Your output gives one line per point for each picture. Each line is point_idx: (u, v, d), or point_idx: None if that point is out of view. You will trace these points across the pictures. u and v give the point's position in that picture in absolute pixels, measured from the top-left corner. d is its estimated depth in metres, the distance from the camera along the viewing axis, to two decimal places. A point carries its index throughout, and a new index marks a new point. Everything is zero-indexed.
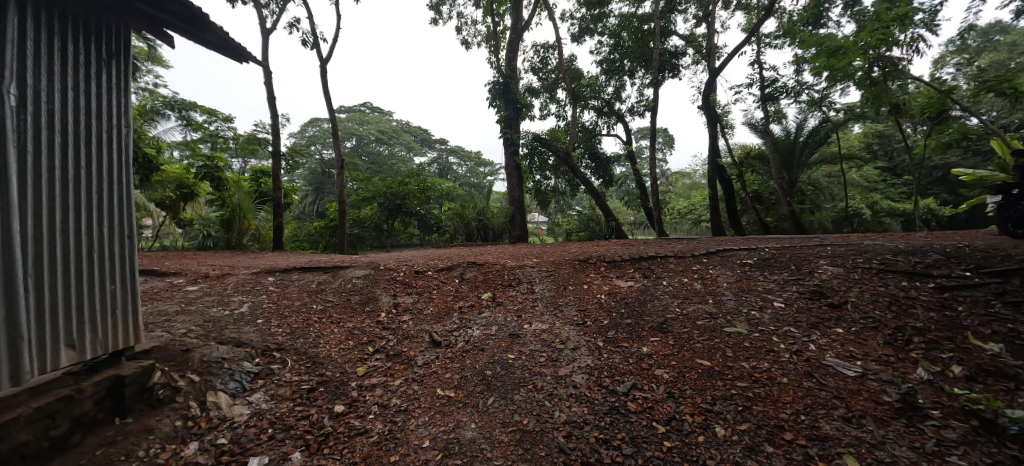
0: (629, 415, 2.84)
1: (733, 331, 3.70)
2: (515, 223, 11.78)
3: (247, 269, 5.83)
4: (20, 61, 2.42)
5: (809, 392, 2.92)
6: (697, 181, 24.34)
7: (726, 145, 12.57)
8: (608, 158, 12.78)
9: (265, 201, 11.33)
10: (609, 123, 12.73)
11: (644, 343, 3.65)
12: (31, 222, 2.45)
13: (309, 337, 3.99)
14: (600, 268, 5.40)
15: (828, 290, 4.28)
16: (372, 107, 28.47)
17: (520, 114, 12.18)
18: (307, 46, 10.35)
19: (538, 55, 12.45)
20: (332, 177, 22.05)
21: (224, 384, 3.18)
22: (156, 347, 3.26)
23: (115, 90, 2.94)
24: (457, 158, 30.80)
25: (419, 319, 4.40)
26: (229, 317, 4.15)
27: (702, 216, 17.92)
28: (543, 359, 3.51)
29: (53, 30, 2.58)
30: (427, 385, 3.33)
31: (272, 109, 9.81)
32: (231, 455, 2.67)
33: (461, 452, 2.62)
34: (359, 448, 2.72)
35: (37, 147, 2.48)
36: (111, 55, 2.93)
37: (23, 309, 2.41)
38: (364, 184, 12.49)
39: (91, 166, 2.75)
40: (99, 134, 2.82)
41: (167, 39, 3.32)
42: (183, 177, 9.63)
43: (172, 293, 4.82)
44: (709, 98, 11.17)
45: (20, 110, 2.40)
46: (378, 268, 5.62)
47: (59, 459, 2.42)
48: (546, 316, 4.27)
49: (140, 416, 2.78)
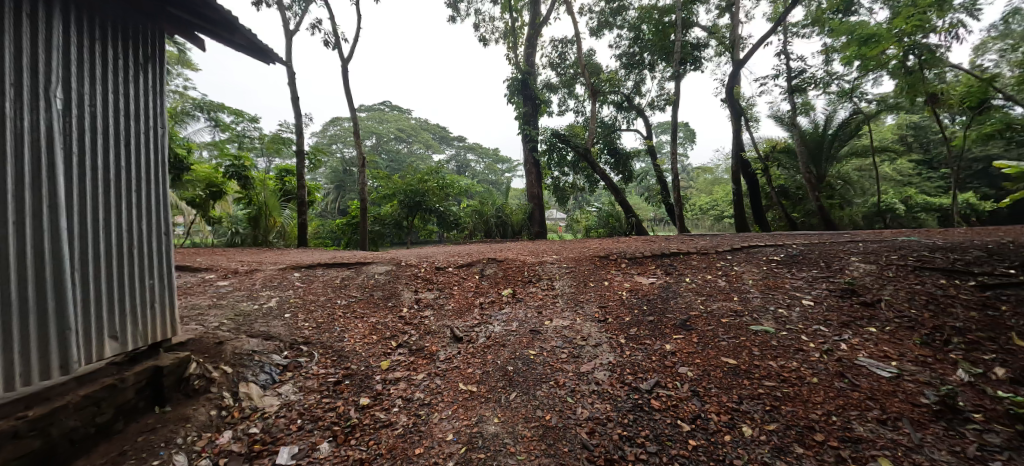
0: (652, 412, 2.81)
1: (759, 329, 3.62)
2: (534, 220, 12.04)
3: (274, 265, 5.99)
4: (65, 67, 2.53)
5: (840, 392, 2.83)
6: (718, 177, 24.07)
7: (751, 139, 12.22)
8: (628, 153, 12.46)
9: (290, 199, 11.65)
10: (629, 118, 12.55)
11: (667, 340, 3.60)
12: (77, 220, 2.56)
13: (334, 331, 4.08)
14: (622, 265, 5.35)
15: (859, 288, 4.15)
16: (392, 107, 28.94)
17: (538, 110, 12.18)
18: (329, 46, 10.70)
19: (556, 50, 12.41)
20: (353, 176, 22.52)
21: (255, 376, 3.29)
22: (191, 340, 3.40)
23: (150, 92, 3.06)
24: (475, 156, 30.86)
25: (441, 315, 4.45)
26: (259, 311, 4.30)
27: (725, 212, 17.61)
28: (565, 356, 3.50)
29: (95, 37, 2.69)
30: (449, 380, 3.37)
31: (296, 109, 10.06)
32: (263, 444, 2.76)
33: (485, 447, 2.63)
34: (384, 440, 2.77)
35: (80, 149, 2.59)
36: (147, 59, 3.05)
37: (71, 303, 2.52)
38: (384, 182, 12.79)
39: (130, 167, 2.88)
40: (137, 135, 2.95)
41: (197, 42, 3.45)
42: (212, 177, 9.91)
43: (204, 288, 5.01)
44: (733, 91, 10.86)
45: (65, 113, 2.51)
46: (400, 264, 5.71)
47: (104, 446, 2.52)
48: (566, 312, 4.26)
49: (177, 405, 2.89)
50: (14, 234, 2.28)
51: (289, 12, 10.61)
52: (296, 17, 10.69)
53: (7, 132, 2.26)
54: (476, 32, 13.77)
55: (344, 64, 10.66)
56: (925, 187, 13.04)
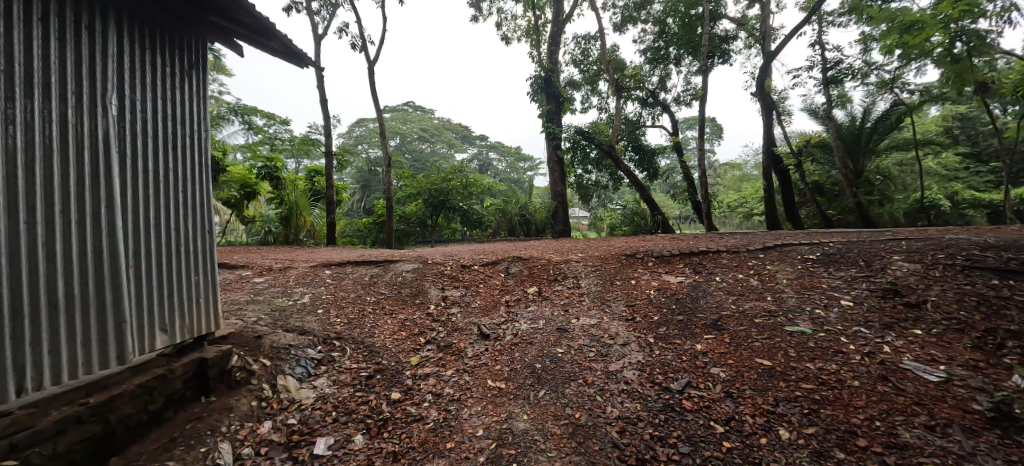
0: (684, 413, 2.77)
1: (795, 330, 3.50)
2: (558, 218, 12.09)
3: (306, 263, 6.19)
4: (119, 75, 2.66)
5: (884, 397, 2.71)
6: (747, 173, 23.36)
7: (783, 133, 11.80)
8: (653, 150, 12.23)
9: (319, 199, 12.01)
10: (654, 114, 12.32)
11: (698, 340, 3.53)
12: (131, 220, 2.70)
13: (364, 327, 4.19)
14: (648, 263, 5.28)
15: (903, 288, 3.95)
16: (415, 107, 29.37)
17: (561, 107, 12.12)
18: (356, 49, 10.94)
19: (579, 47, 12.31)
20: (378, 175, 22.97)
21: (292, 369, 3.42)
22: (232, 333, 3.55)
23: (194, 97, 3.22)
24: (497, 154, 30.93)
25: (467, 312, 4.50)
26: (294, 307, 4.46)
27: (755, 209, 17.08)
28: (593, 354, 3.49)
29: (145, 46, 2.84)
30: (477, 376, 3.41)
31: (324, 111, 10.33)
32: (301, 435, 2.87)
33: (515, 443, 2.65)
34: (416, 434, 2.83)
35: (134, 152, 2.73)
36: (191, 66, 3.21)
37: (127, 298, 2.65)
38: (409, 181, 13.00)
39: (177, 169, 3.03)
40: (183, 139, 3.10)
41: (236, 48, 3.61)
42: (246, 178, 10.28)
43: (242, 284, 5.23)
44: (764, 84, 10.51)
45: (120, 119, 2.66)
46: (426, 262, 5.80)
47: (155, 432, 2.66)
48: (593, 311, 4.24)
49: (221, 396, 3.03)
50: (77, 232, 2.41)
51: (317, 17, 10.90)
52: (324, 22, 10.99)
53: (69, 136, 2.39)
54: (498, 31, 13.81)
55: (370, 66, 10.89)
56: (973, 182, 12.31)
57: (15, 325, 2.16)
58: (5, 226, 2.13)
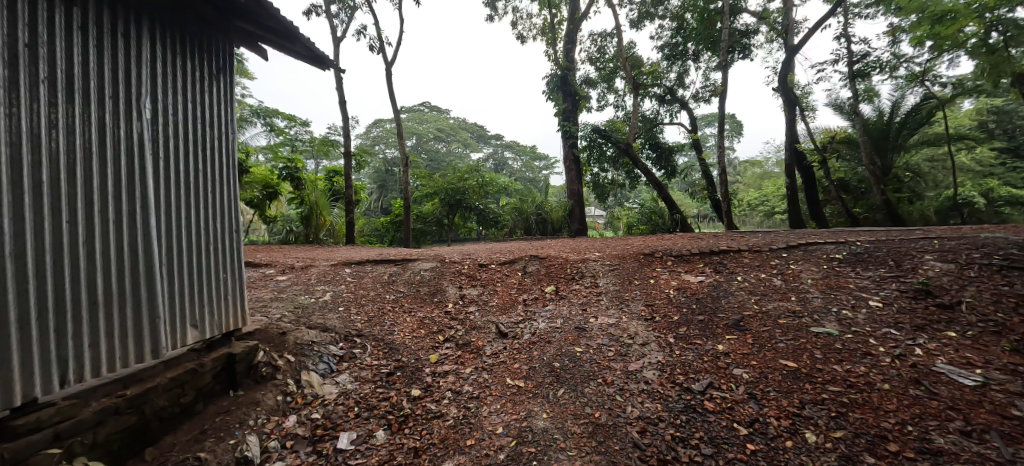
0: (706, 414, 2.73)
1: (821, 331, 3.42)
2: (574, 217, 11.99)
3: (326, 261, 6.31)
4: (152, 80, 2.75)
5: (916, 401, 2.63)
6: (768, 170, 22.85)
7: (807, 129, 11.48)
8: (671, 147, 12.05)
9: (338, 198, 12.24)
10: (672, 111, 12.14)
11: (719, 341, 3.48)
12: (164, 220, 2.79)
13: (384, 325, 4.25)
14: (667, 262, 5.21)
15: (936, 289, 3.81)
16: (431, 107, 29.60)
17: (578, 106, 12.07)
18: (373, 50, 11.08)
19: (595, 44, 12.21)
20: (395, 175, 23.27)
21: (315, 365, 3.50)
22: (258, 330, 3.65)
23: (221, 100, 3.32)
24: (513, 153, 30.94)
25: (485, 311, 4.53)
26: (316, 304, 4.56)
27: (777, 207, 16.70)
28: (612, 354, 3.47)
29: (177, 51, 2.92)
30: (496, 374, 3.43)
31: (343, 112, 10.51)
32: (325, 429, 2.94)
33: (535, 441, 2.66)
34: (436, 430, 2.87)
35: (166, 154, 2.82)
36: (219, 70, 3.31)
37: (160, 295, 2.74)
38: (425, 181, 13.13)
39: (206, 170, 3.13)
40: (211, 140, 3.20)
41: (261, 52, 3.70)
42: (268, 179, 10.53)
43: (266, 282, 5.36)
44: (787, 79, 10.24)
45: (153, 122, 2.74)
46: (444, 261, 5.85)
47: (187, 424, 2.75)
48: (611, 310, 4.22)
49: (248, 390, 3.12)
50: (115, 232, 2.50)
51: (336, 20, 11.09)
52: (343, 25, 11.17)
53: (107, 139, 2.48)
54: (514, 30, 13.80)
55: (388, 67, 11.03)
56: (1009, 178, 11.79)
57: (58, 322, 2.24)
58: (49, 226, 2.21)
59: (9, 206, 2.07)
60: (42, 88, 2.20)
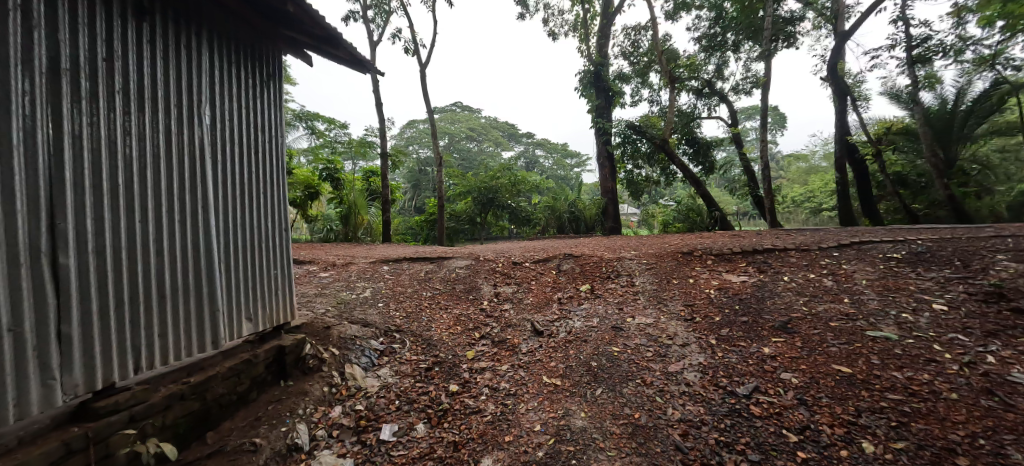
0: (752, 419, 2.63)
1: (878, 335, 3.22)
2: (608, 215, 11.78)
3: (365, 259, 6.52)
4: (211, 87, 2.92)
5: (989, 412, 2.43)
6: (814, 165, 21.69)
7: (859, 120, 10.80)
8: (709, 142, 11.61)
9: (375, 198, 12.61)
10: (710, 104, 11.72)
11: (765, 343, 3.34)
12: (222, 218, 2.97)
13: (422, 321, 4.36)
14: (707, 261, 5.05)
15: (1011, 291, 3.51)
16: (463, 107, 29.94)
17: (611, 102, 11.87)
18: (408, 53, 11.33)
19: (628, 39, 11.97)
20: (429, 175, 23.74)
21: (358, 359, 3.63)
22: (305, 323, 3.83)
23: (270, 105, 3.49)
24: (543, 151, 30.83)
25: (520, 308, 4.55)
26: (357, 300, 4.73)
27: (824, 204, 15.80)
28: (651, 354, 3.40)
29: (232, 60, 3.09)
30: (533, 372, 3.44)
31: (380, 113, 10.80)
32: (368, 420, 3.05)
33: (574, 440, 2.65)
34: (475, 426, 2.91)
35: (223, 157, 2.99)
36: (269, 77, 3.48)
37: (219, 289, 2.92)
38: (458, 180, 13.32)
39: (257, 171, 3.30)
40: (262, 143, 3.37)
41: (305, 58, 3.87)
42: (309, 179, 10.98)
43: (310, 278, 5.61)
44: (837, 68, 9.67)
45: (212, 127, 2.92)
46: (478, 259, 5.92)
47: (243, 411, 2.93)
48: (649, 309, 4.13)
49: (297, 380, 3.28)
50: (180, 231, 2.67)
51: (372, 24, 11.41)
52: (379, 29, 11.50)
53: (173, 145, 2.64)
54: (545, 27, 13.71)
55: (422, 68, 11.24)
56: None
57: (133, 315, 2.40)
58: (125, 227, 2.36)
59: (91, 207, 2.22)
60: (118, 97, 2.35)
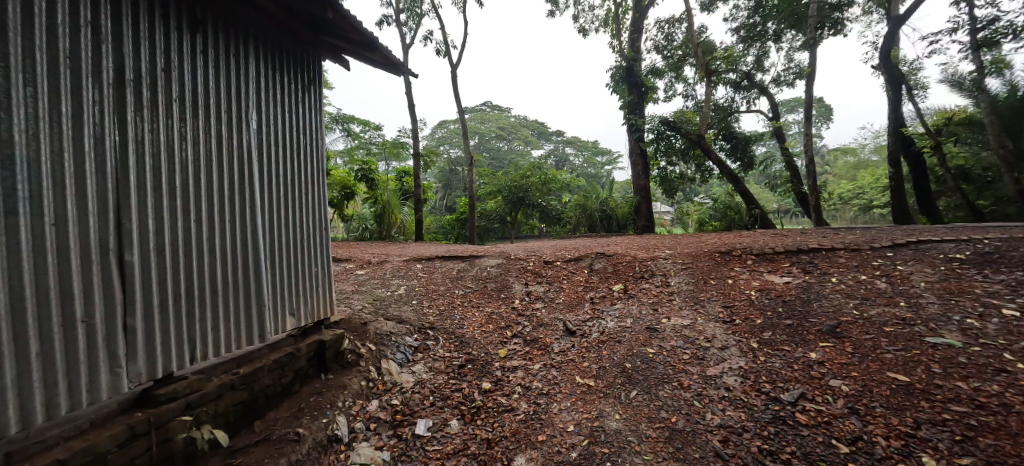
0: (798, 428, 2.51)
1: (939, 342, 3.00)
2: (641, 214, 11.53)
3: (399, 257, 6.66)
4: (258, 93, 3.06)
5: None
6: (864, 159, 20.43)
7: (915, 110, 10.07)
8: (748, 137, 11.12)
9: (408, 198, 12.88)
10: (749, 97, 11.25)
11: (812, 348, 3.17)
12: (267, 218, 3.11)
13: (454, 318, 4.41)
14: (747, 261, 4.86)
15: None
16: (493, 106, 30.08)
17: (644, 98, 11.61)
18: (440, 54, 11.50)
19: (661, 32, 11.67)
20: (459, 174, 24.21)
21: (393, 354, 3.72)
22: (343, 319, 3.96)
23: (312, 109, 3.62)
24: (574, 149, 30.57)
25: (552, 308, 4.53)
26: (392, 297, 4.84)
27: (876, 200, 14.84)
28: (688, 357, 3.30)
29: (276, 67, 3.23)
30: (566, 372, 3.42)
31: (412, 114, 11.02)
32: (403, 415, 3.12)
33: (608, 442, 2.61)
34: (508, 424, 2.93)
35: (269, 159, 3.13)
36: (310, 82, 3.61)
37: (265, 285, 3.07)
38: (489, 179, 13.41)
39: (299, 173, 3.44)
40: (303, 146, 3.51)
41: (343, 62, 3.99)
42: (346, 180, 11.35)
43: (347, 276, 5.79)
44: (891, 55, 9.06)
45: (259, 131, 3.06)
46: (509, 258, 5.93)
47: (287, 403, 3.06)
48: (685, 311, 4.01)
49: (337, 374, 3.40)
50: (230, 230, 2.82)
51: (405, 27, 11.65)
52: (411, 32, 11.73)
53: (223, 149, 2.79)
54: (575, 23, 13.56)
55: (453, 69, 11.38)
56: None
57: (188, 309, 2.54)
58: (181, 226, 2.52)
59: (152, 208, 2.37)
60: (174, 105, 2.50)
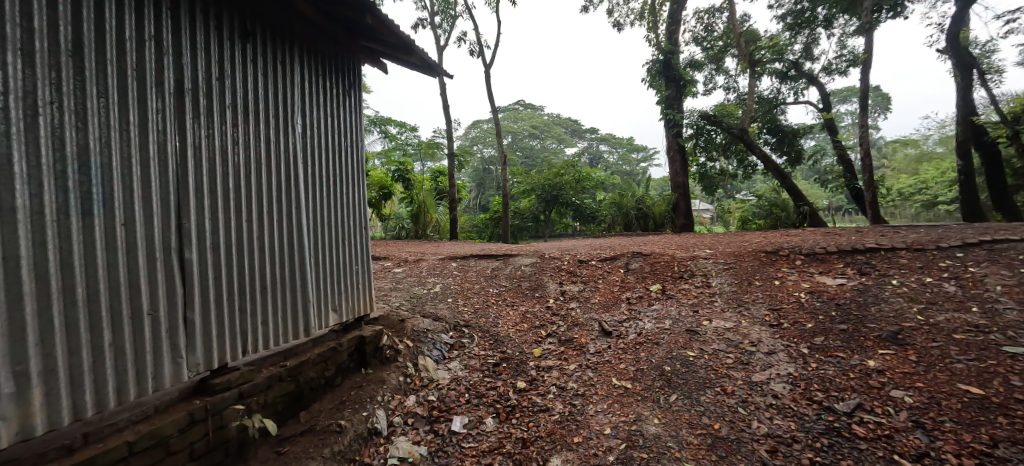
0: (855, 440, 2.35)
1: (1018, 352, 2.73)
2: (679, 212, 11.17)
3: (435, 256, 6.77)
4: (303, 98, 3.19)
5: None
6: (928, 150, 18.89)
7: (989, 97, 9.20)
8: (795, 130, 10.53)
9: (443, 197, 13.09)
10: (796, 88, 10.65)
11: (870, 355, 2.96)
12: (312, 217, 3.24)
13: (489, 317, 4.44)
14: (796, 261, 4.60)
15: None
16: (525, 105, 30.04)
17: (682, 92, 11.24)
18: (473, 54, 11.62)
19: (700, 23, 11.25)
20: (493, 174, 24.27)
21: (429, 351, 3.79)
22: (381, 316, 4.07)
23: (352, 112, 3.75)
24: (608, 146, 30.06)
25: (587, 307, 4.47)
26: (428, 295, 4.93)
27: (942, 196, 13.69)
28: (731, 361, 3.16)
29: (319, 72, 3.36)
30: (601, 373, 3.36)
31: (447, 115, 11.18)
32: (440, 411, 3.17)
33: (646, 447, 2.54)
34: (543, 424, 2.91)
35: (313, 161, 3.27)
36: (350, 85, 3.74)
37: (310, 282, 3.20)
38: (522, 177, 13.41)
39: (340, 174, 3.56)
40: (344, 148, 3.63)
41: (381, 66, 4.10)
42: (383, 181, 11.67)
43: (385, 274, 5.95)
44: (959, 37, 8.32)
45: (304, 134, 3.19)
46: (544, 256, 5.91)
47: (330, 395, 3.17)
48: (728, 313, 3.85)
49: (376, 369, 3.50)
50: (278, 229, 2.96)
51: (440, 29, 11.83)
52: (445, 33, 11.90)
53: (272, 151, 2.92)
54: (610, 18, 13.31)
55: (486, 68, 11.46)
56: None
57: (241, 303, 2.69)
58: (234, 225, 2.67)
59: (209, 209, 2.53)
60: (228, 112, 2.64)
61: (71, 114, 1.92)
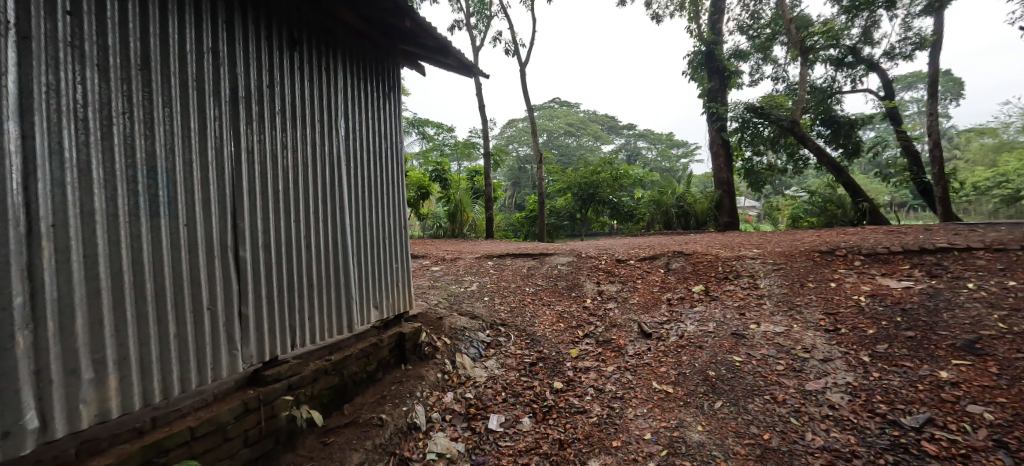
0: (925, 458, 2.16)
1: None
2: (723, 210, 10.69)
3: (471, 254, 6.84)
4: (345, 102, 3.30)
5: None
6: (1008, 140, 17.10)
7: None
8: (853, 121, 9.81)
9: (478, 196, 13.18)
10: (854, 76, 9.93)
11: (942, 366, 2.71)
12: (354, 217, 3.35)
13: (526, 316, 4.44)
14: (854, 262, 4.29)
15: None
16: (561, 102, 29.73)
17: (727, 83, 10.74)
18: (509, 54, 11.64)
19: (746, 10, 10.69)
20: (528, 172, 24.19)
21: (466, 349, 3.83)
22: (420, 313, 4.16)
23: (391, 115, 3.85)
24: (647, 142, 29.24)
25: (625, 308, 4.36)
26: (465, 293, 4.99)
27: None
28: (782, 368, 2.99)
29: (360, 76, 3.47)
30: (641, 376, 3.27)
31: (482, 114, 11.26)
32: (477, 409, 3.20)
33: (689, 455, 2.45)
34: (580, 426, 2.87)
35: (355, 163, 3.37)
36: (390, 88, 3.83)
37: (353, 279, 3.31)
38: (558, 175, 13.29)
39: (381, 175, 3.66)
40: (384, 150, 3.73)
41: (419, 68, 4.17)
42: (421, 181, 11.90)
43: (423, 272, 6.07)
44: None
45: (347, 136, 3.30)
46: (580, 256, 5.83)
47: (372, 389, 3.27)
48: (778, 316, 3.64)
49: (415, 365, 3.57)
50: (324, 228, 3.08)
51: (475, 30, 11.93)
52: (481, 34, 11.99)
53: (318, 154, 3.05)
54: (648, 10, 12.92)
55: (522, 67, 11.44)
56: None
57: (289, 300, 2.83)
58: (284, 225, 2.80)
59: (260, 209, 2.66)
60: (277, 117, 2.77)
61: (140, 123, 2.07)
